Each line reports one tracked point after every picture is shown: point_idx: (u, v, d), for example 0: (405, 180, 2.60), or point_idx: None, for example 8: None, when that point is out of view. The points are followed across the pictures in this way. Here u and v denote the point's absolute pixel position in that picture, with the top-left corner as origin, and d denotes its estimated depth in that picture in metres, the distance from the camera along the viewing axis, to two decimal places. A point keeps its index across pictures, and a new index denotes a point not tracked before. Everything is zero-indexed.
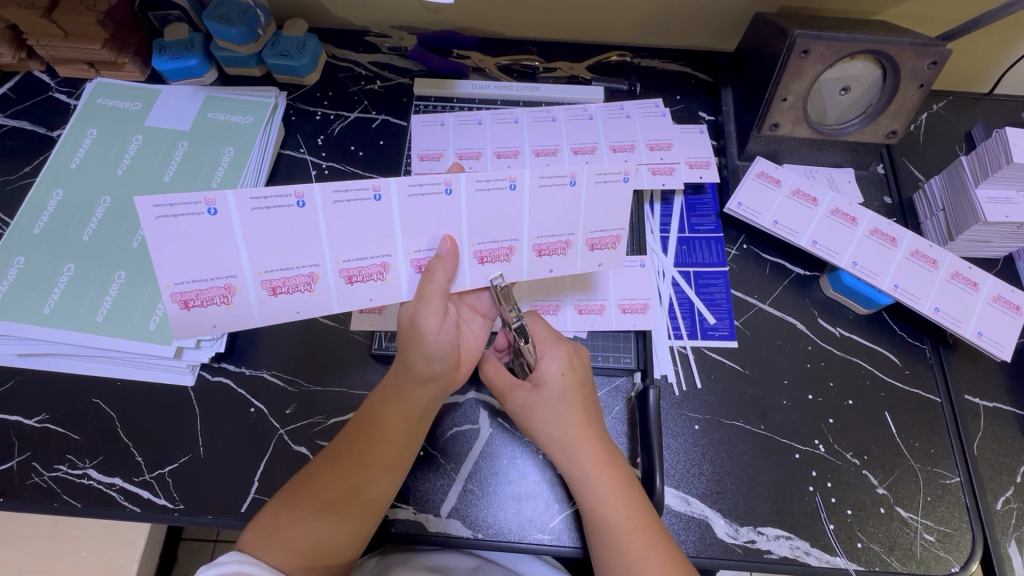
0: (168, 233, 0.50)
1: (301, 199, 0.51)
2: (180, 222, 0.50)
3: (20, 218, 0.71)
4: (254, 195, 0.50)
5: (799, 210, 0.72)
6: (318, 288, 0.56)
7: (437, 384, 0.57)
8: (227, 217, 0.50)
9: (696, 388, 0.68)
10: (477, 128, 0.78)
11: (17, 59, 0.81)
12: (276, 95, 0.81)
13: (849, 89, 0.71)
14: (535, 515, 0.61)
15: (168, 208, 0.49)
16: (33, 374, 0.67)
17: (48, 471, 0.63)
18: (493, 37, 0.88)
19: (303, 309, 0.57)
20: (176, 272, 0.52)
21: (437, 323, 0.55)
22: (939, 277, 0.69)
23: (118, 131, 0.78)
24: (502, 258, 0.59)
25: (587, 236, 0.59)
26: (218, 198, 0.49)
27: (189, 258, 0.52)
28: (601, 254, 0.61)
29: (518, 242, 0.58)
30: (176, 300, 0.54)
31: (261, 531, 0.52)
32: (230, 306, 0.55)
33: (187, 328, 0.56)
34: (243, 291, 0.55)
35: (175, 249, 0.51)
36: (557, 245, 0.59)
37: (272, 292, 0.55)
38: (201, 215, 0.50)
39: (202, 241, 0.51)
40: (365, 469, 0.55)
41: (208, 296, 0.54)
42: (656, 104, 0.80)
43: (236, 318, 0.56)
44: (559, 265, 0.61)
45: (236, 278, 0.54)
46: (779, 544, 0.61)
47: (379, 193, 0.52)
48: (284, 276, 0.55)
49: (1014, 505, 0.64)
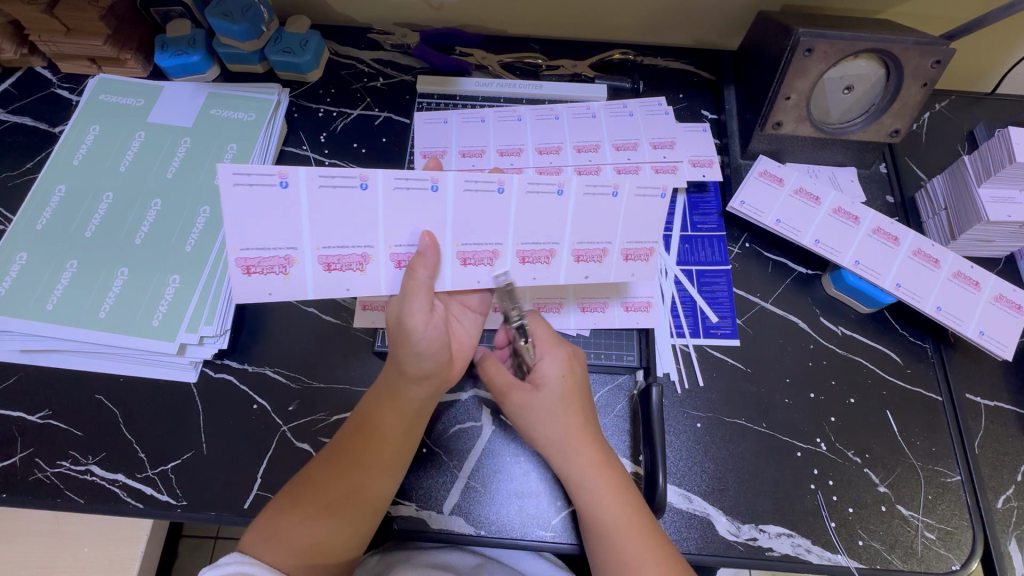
0: (240, 201, 0.53)
1: (364, 182, 0.54)
2: (254, 189, 0.53)
3: (22, 215, 0.71)
4: (322, 174, 0.53)
5: (802, 208, 0.72)
6: (370, 268, 0.58)
7: (431, 381, 0.58)
8: (296, 191, 0.53)
9: (698, 387, 0.68)
10: (480, 126, 0.78)
11: (19, 54, 0.81)
12: (279, 91, 0.81)
13: (852, 88, 0.71)
14: (538, 512, 0.62)
15: (245, 176, 0.52)
16: (35, 370, 0.67)
17: (51, 467, 0.63)
18: (496, 34, 0.88)
19: (352, 288, 0.58)
20: (245, 237, 0.55)
21: (422, 319, 0.55)
22: (941, 276, 0.69)
23: (119, 127, 0.77)
24: (542, 260, 0.61)
25: (623, 246, 0.61)
26: (291, 172, 0.53)
27: (257, 226, 0.54)
28: (635, 265, 0.62)
29: (559, 246, 0.61)
30: (239, 265, 0.56)
31: (260, 531, 0.52)
32: (287, 277, 0.57)
33: (243, 297, 0.57)
34: (300, 265, 0.57)
35: (243, 217, 0.54)
36: (595, 252, 0.61)
37: (326, 268, 0.57)
38: (273, 187, 0.53)
39: (263, 212, 0.54)
40: (363, 469, 0.55)
41: (269, 265, 0.56)
42: (659, 102, 0.80)
43: (289, 291, 0.57)
44: (595, 273, 0.62)
45: (295, 250, 0.56)
46: (781, 542, 0.61)
47: (436, 184, 0.55)
48: (340, 252, 0.57)
49: (1015, 504, 0.64)
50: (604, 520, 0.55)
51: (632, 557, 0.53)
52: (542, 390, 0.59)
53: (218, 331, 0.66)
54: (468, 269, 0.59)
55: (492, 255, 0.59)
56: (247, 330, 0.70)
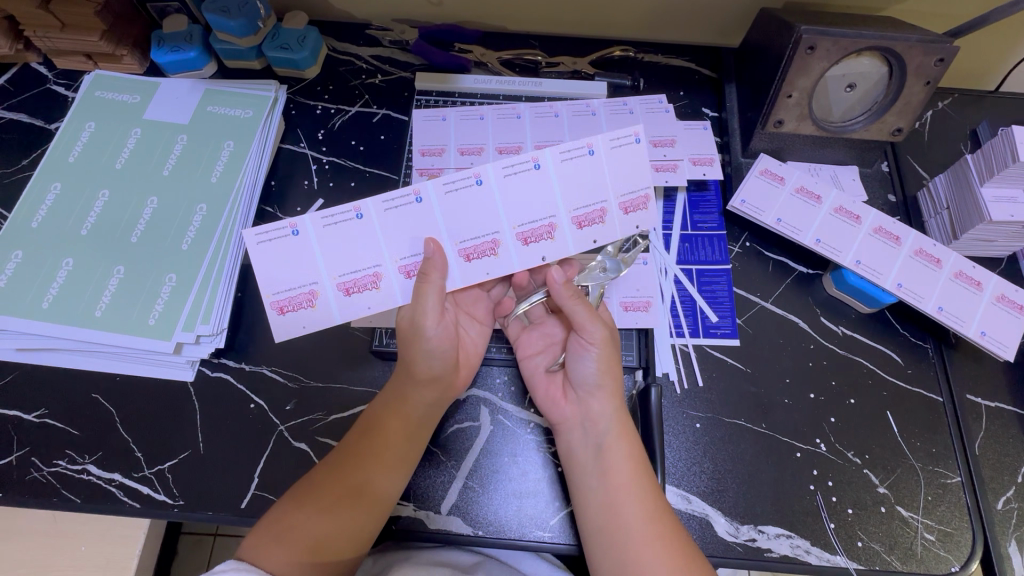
0: (266, 258, 0.57)
1: (359, 212, 0.57)
2: (273, 243, 0.57)
3: (19, 211, 0.70)
4: (323, 215, 0.57)
5: (803, 208, 0.71)
6: (384, 284, 0.59)
7: (438, 385, 0.59)
8: (307, 236, 0.57)
9: (697, 386, 0.68)
10: (479, 123, 0.77)
11: (14, 50, 0.81)
12: (276, 87, 0.80)
13: (854, 86, 0.70)
14: (536, 512, 0.61)
15: (263, 234, 0.56)
16: (32, 369, 0.67)
17: (47, 466, 0.62)
18: (495, 30, 0.87)
19: (374, 306, 0.59)
20: (272, 282, 0.58)
21: (434, 318, 0.57)
22: (943, 276, 0.68)
23: (116, 124, 0.77)
24: (545, 236, 0.60)
25: (619, 199, 0.60)
26: (299, 221, 0.57)
27: (281, 269, 0.58)
28: (637, 216, 0.61)
29: (557, 217, 0.60)
30: (274, 309, 0.59)
31: (264, 534, 0.52)
32: (315, 309, 0.59)
33: (283, 334, 0.59)
34: (324, 296, 0.59)
35: (269, 269, 0.57)
36: (594, 214, 0.60)
37: (346, 293, 0.59)
38: (287, 238, 0.57)
39: (286, 258, 0.57)
40: (368, 474, 0.55)
41: (298, 302, 0.59)
42: (659, 100, 0.79)
43: (320, 322, 0.59)
44: (602, 234, 0.61)
45: (317, 283, 0.58)
46: (780, 543, 0.61)
47: (420, 197, 0.58)
48: (355, 277, 0.59)
49: (1015, 505, 0.64)
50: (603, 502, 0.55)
51: (629, 529, 0.53)
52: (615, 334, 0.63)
53: (215, 330, 0.66)
54: (474, 264, 0.60)
55: (493, 244, 0.60)
56: (245, 328, 0.69)
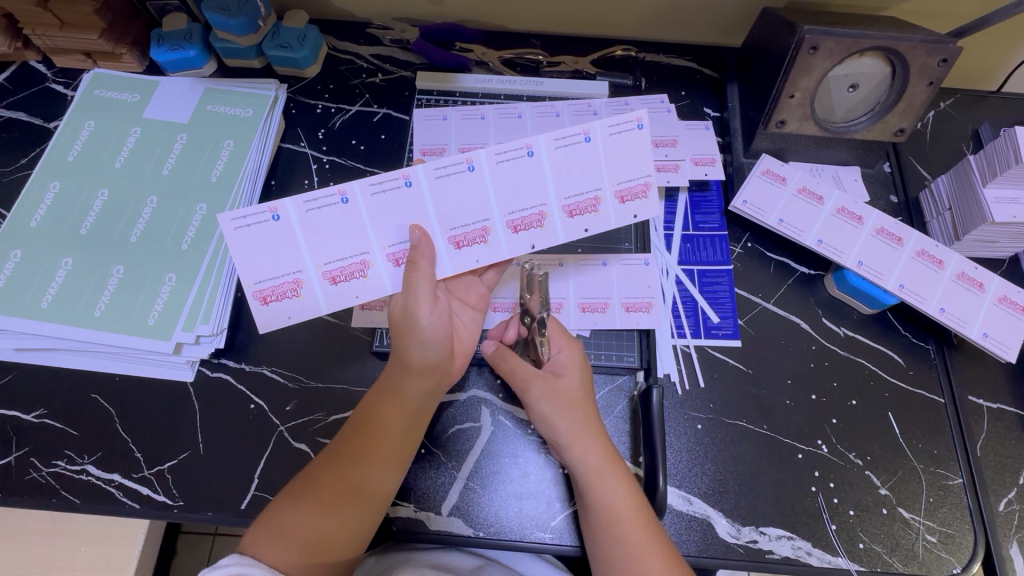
0: (247, 244, 0.56)
1: (344, 196, 0.56)
2: (253, 230, 0.56)
3: (17, 210, 0.70)
4: (307, 199, 0.56)
5: (806, 209, 0.71)
6: (372, 273, 0.59)
7: (433, 374, 0.58)
8: (289, 221, 0.56)
9: (699, 387, 0.67)
10: (480, 123, 0.77)
11: (13, 48, 0.80)
12: (276, 87, 0.79)
13: (857, 86, 0.70)
14: (537, 513, 0.61)
15: (242, 220, 0.55)
16: (31, 369, 0.66)
17: (47, 467, 0.62)
18: (496, 29, 0.87)
19: (362, 295, 0.59)
20: (254, 270, 0.57)
21: (427, 307, 0.56)
22: (945, 278, 0.68)
23: (116, 123, 0.76)
24: (535, 225, 0.60)
25: (615, 187, 0.60)
26: (280, 206, 0.55)
27: (265, 257, 0.57)
28: (635, 205, 0.61)
29: (548, 206, 0.60)
30: (256, 297, 0.58)
31: (263, 531, 0.51)
32: (300, 298, 0.59)
33: (267, 325, 0.59)
34: (309, 284, 0.58)
35: (252, 256, 0.57)
36: (586, 203, 0.60)
37: (332, 281, 0.59)
38: (268, 222, 0.56)
39: (270, 244, 0.56)
40: (365, 467, 0.55)
41: (281, 291, 0.58)
42: (661, 100, 0.79)
43: (306, 311, 0.59)
44: (594, 223, 0.61)
45: (301, 272, 0.58)
46: (781, 544, 0.61)
47: (409, 180, 0.57)
48: (341, 265, 0.58)
49: (1016, 507, 0.64)
50: (611, 503, 0.55)
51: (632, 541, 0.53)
52: (558, 384, 0.60)
53: (215, 330, 0.66)
54: (464, 252, 0.60)
55: (483, 232, 0.59)
56: (245, 329, 0.69)
